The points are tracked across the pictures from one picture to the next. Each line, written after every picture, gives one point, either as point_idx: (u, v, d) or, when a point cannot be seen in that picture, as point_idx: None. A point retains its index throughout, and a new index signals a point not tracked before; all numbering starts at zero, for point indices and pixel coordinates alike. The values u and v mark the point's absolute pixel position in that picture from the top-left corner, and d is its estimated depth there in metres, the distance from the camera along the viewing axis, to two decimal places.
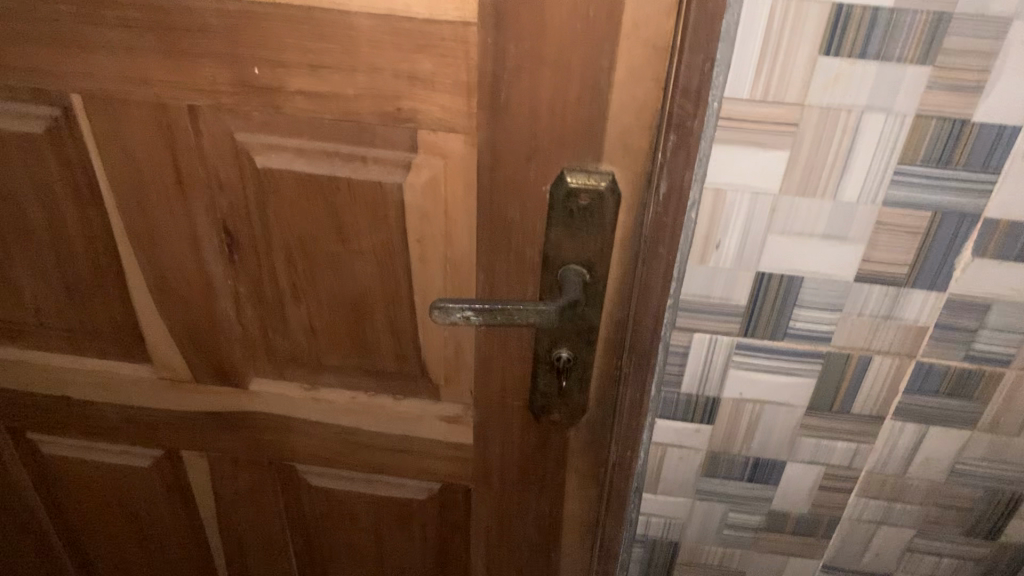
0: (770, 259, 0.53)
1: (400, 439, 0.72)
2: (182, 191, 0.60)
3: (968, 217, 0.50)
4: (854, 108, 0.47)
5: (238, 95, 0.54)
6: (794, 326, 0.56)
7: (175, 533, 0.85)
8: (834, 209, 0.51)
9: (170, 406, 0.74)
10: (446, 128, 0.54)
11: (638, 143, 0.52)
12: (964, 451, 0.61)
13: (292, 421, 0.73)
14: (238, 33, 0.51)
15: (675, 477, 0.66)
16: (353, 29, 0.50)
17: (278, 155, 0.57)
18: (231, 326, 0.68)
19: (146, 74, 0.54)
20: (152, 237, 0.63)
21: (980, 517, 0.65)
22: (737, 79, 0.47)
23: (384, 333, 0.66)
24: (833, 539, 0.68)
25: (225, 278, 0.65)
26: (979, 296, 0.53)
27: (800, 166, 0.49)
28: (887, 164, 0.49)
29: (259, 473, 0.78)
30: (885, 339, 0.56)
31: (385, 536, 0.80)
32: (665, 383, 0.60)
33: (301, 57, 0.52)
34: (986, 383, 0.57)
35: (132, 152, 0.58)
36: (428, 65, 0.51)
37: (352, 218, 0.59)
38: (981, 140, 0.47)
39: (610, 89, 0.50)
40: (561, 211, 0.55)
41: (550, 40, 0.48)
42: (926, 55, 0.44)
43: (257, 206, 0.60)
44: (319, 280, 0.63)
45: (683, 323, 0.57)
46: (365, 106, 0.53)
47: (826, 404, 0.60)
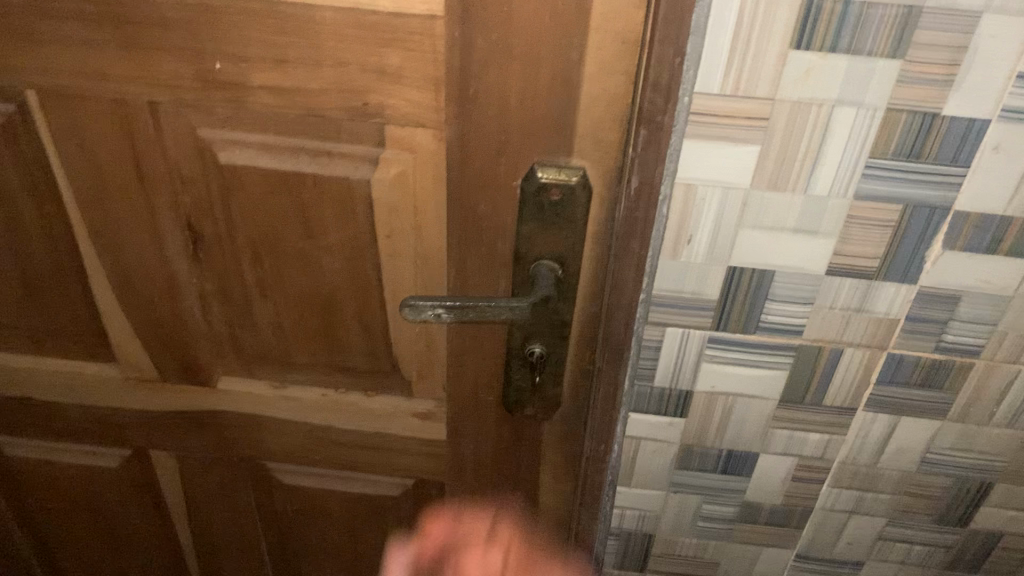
0: (743, 252, 0.53)
1: (373, 435, 0.72)
2: (144, 188, 0.58)
3: (938, 209, 0.50)
4: (825, 102, 0.46)
5: (200, 90, 0.53)
6: (766, 319, 0.56)
7: (145, 533, 0.84)
8: (805, 202, 0.50)
9: (136, 405, 0.73)
10: (414, 122, 0.53)
11: (609, 138, 0.51)
12: (935, 441, 0.61)
13: (262, 419, 0.72)
14: (198, 27, 0.50)
15: (649, 470, 0.66)
16: (317, 22, 0.49)
17: (242, 151, 0.56)
18: (197, 324, 0.67)
19: (104, 69, 0.52)
20: (113, 235, 0.61)
21: (950, 505, 0.65)
22: (707, 73, 0.46)
23: (354, 330, 0.65)
24: (806, 529, 0.69)
25: (190, 276, 0.63)
26: (949, 288, 0.53)
27: (771, 160, 0.49)
28: (858, 157, 0.48)
29: (229, 471, 0.77)
30: (857, 331, 0.56)
31: (359, 531, 0.79)
32: (638, 377, 0.60)
33: (264, 51, 0.50)
34: (956, 374, 0.57)
35: (92, 148, 0.57)
36: (395, 58, 0.50)
37: (319, 214, 0.58)
38: (951, 134, 0.47)
39: (580, 82, 0.49)
40: (533, 205, 0.54)
41: (518, 32, 0.47)
42: (896, 49, 0.44)
43: (221, 203, 0.59)
44: (286, 277, 0.62)
45: (656, 318, 0.57)
46: (330, 101, 0.52)
47: (798, 396, 0.60)
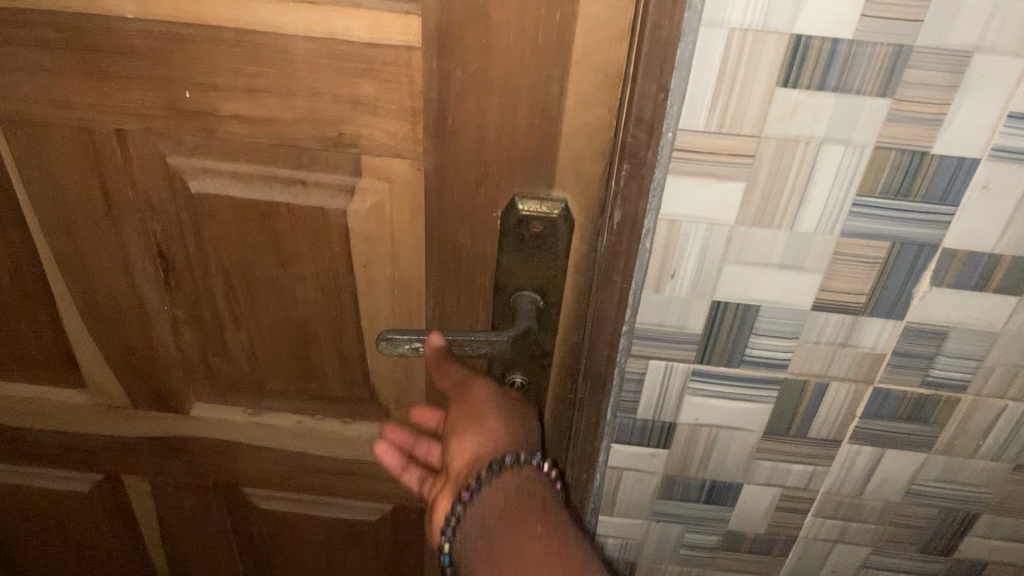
0: (727, 288, 0.52)
1: (351, 462, 0.70)
2: (112, 216, 0.57)
3: (927, 246, 0.49)
4: (812, 139, 0.45)
5: (169, 119, 0.51)
6: (751, 353, 0.55)
7: (118, 557, 0.82)
8: (791, 239, 0.49)
9: (107, 431, 0.71)
10: (391, 153, 0.51)
11: (590, 170, 0.50)
12: (919, 473, 0.61)
13: (237, 444, 0.71)
14: (165, 55, 0.48)
15: (631, 500, 0.65)
16: (290, 51, 0.47)
17: (213, 179, 0.54)
18: (169, 352, 0.65)
19: (69, 96, 0.50)
20: (81, 262, 0.60)
21: (935, 534, 0.65)
22: (692, 110, 0.45)
23: (330, 357, 0.64)
24: (790, 557, 0.68)
25: (161, 304, 0.62)
26: (936, 324, 0.52)
27: (756, 197, 0.48)
28: (845, 196, 0.47)
29: (203, 496, 0.76)
30: (843, 365, 0.55)
31: (337, 554, 0.78)
32: (620, 408, 0.59)
33: (234, 80, 0.49)
34: (943, 408, 0.56)
35: (57, 176, 0.55)
36: (371, 89, 0.48)
37: (293, 243, 0.57)
38: (940, 172, 0.46)
39: (561, 115, 0.48)
40: (513, 237, 0.53)
41: (498, 64, 0.46)
42: (885, 88, 0.43)
43: (192, 231, 0.57)
44: (260, 306, 0.61)
45: (638, 351, 0.56)
46: (304, 131, 0.51)
47: (782, 428, 0.59)
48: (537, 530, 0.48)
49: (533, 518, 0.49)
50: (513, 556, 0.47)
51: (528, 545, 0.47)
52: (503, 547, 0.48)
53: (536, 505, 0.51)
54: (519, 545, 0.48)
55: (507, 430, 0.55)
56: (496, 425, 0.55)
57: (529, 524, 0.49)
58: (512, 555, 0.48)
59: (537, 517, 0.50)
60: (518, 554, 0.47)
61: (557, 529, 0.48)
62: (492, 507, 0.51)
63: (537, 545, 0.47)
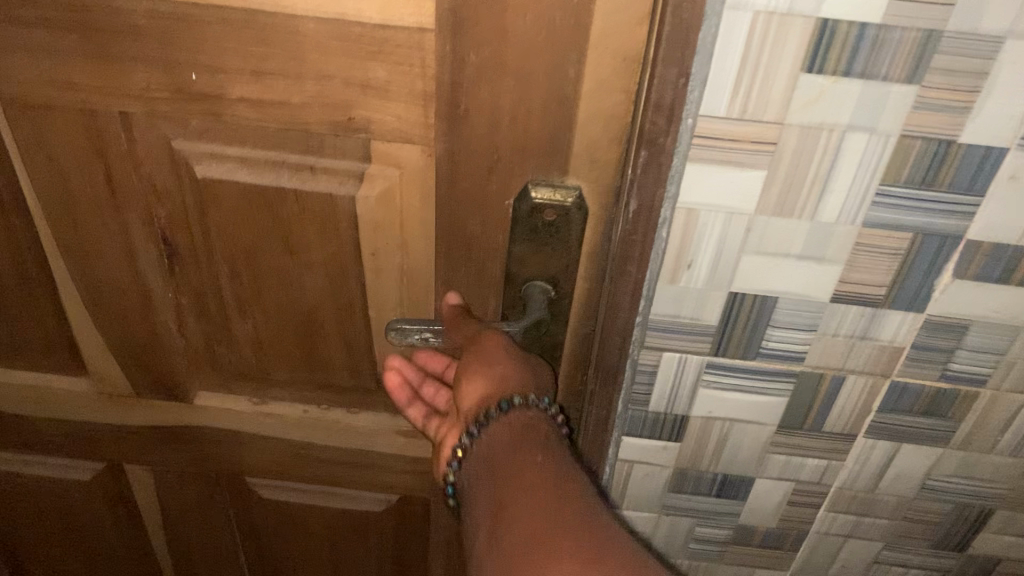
0: (744, 278, 0.51)
1: (356, 452, 0.69)
2: (116, 201, 0.55)
3: (950, 238, 0.48)
4: (836, 127, 0.44)
5: (175, 102, 0.50)
6: (767, 346, 0.54)
7: (120, 547, 0.81)
8: (811, 229, 0.48)
9: (109, 420, 0.70)
10: (402, 138, 0.50)
11: (606, 157, 0.49)
12: (935, 468, 0.60)
13: (241, 434, 0.70)
14: (172, 36, 0.47)
15: (641, 493, 0.64)
16: (299, 33, 0.46)
17: (220, 164, 0.53)
18: (173, 340, 0.64)
19: (73, 78, 0.49)
20: (84, 248, 0.58)
21: (949, 530, 0.64)
22: (713, 96, 0.43)
23: (337, 345, 0.63)
24: (800, 552, 0.67)
25: (165, 291, 0.61)
26: (957, 317, 0.51)
27: (777, 186, 0.47)
28: (867, 186, 0.46)
29: (206, 486, 0.75)
30: (860, 359, 0.54)
31: (341, 545, 0.77)
32: (633, 401, 0.58)
33: (242, 63, 0.47)
34: (961, 403, 0.55)
35: (60, 160, 0.53)
36: (383, 72, 0.47)
37: (301, 230, 0.56)
38: (966, 161, 0.44)
39: (577, 100, 0.46)
40: (525, 226, 0.52)
41: (513, 48, 0.44)
42: (913, 75, 0.42)
43: (198, 217, 0.56)
44: (266, 293, 0.60)
45: (652, 342, 0.55)
46: (314, 115, 0.49)
47: (797, 422, 0.58)
48: (544, 462, 0.44)
49: (540, 450, 0.45)
50: (512, 480, 0.43)
51: (530, 472, 0.43)
52: (503, 472, 0.44)
53: (544, 441, 0.46)
54: (520, 471, 0.43)
55: (517, 373, 0.50)
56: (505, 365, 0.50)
57: (535, 455, 0.44)
58: (511, 479, 0.43)
59: (545, 450, 0.45)
60: (517, 481, 0.42)
61: (565, 466, 0.44)
62: (498, 443, 0.46)
63: (539, 474, 0.43)
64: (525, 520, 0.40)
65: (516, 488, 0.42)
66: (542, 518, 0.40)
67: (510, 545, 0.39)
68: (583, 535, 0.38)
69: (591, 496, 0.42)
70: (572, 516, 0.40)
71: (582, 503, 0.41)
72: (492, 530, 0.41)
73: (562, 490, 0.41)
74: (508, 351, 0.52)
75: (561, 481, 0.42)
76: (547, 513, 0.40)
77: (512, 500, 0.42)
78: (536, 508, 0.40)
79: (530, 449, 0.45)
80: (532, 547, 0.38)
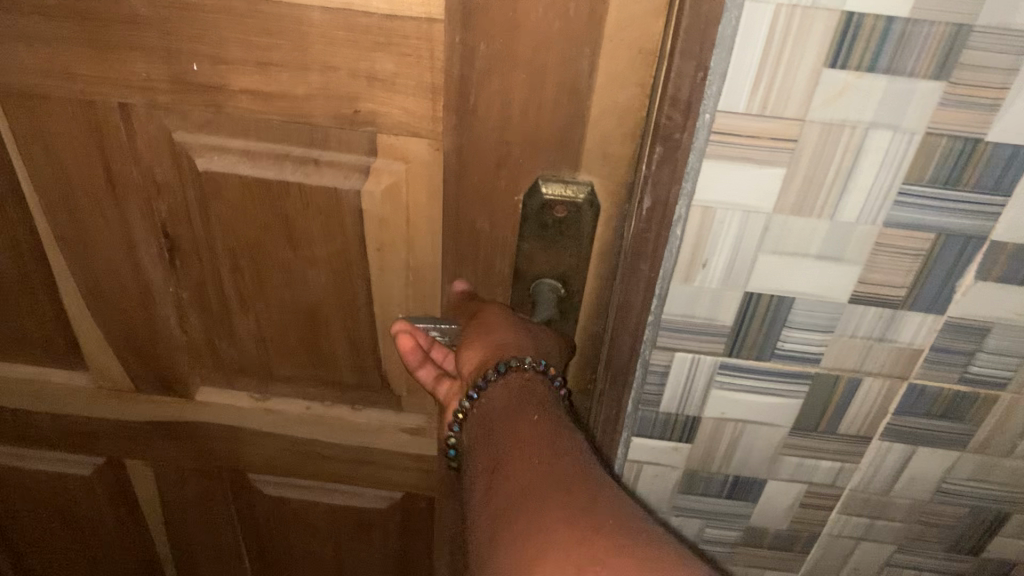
0: (760, 279, 0.49)
1: (360, 450, 0.68)
2: (115, 194, 0.54)
3: (974, 238, 0.46)
4: (858, 124, 0.42)
5: (176, 94, 0.48)
6: (782, 347, 0.53)
7: (120, 541, 0.80)
8: (830, 229, 0.47)
9: (109, 415, 0.69)
10: (408, 132, 0.49)
11: (619, 153, 0.47)
12: (951, 472, 0.58)
13: (243, 430, 0.69)
14: (172, 26, 0.45)
15: (650, 493, 0.63)
16: (304, 23, 0.44)
17: (221, 157, 0.52)
18: (173, 334, 0.63)
19: (70, 67, 0.48)
20: (82, 242, 0.57)
21: (963, 533, 0.63)
22: (732, 91, 0.42)
23: (341, 341, 0.61)
24: (811, 554, 0.66)
25: (165, 285, 0.59)
26: (979, 320, 0.50)
27: (796, 185, 0.45)
28: (890, 184, 0.45)
29: (208, 482, 0.74)
30: (877, 361, 0.52)
31: (344, 542, 0.77)
32: (643, 401, 0.57)
33: (245, 53, 0.46)
34: (980, 406, 0.54)
35: (57, 152, 0.52)
36: (389, 65, 0.46)
37: (304, 224, 0.54)
38: (993, 161, 0.43)
39: (590, 94, 0.45)
40: (535, 222, 0.50)
41: (524, 40, 0.43)
42: (940, 71, 0.40)
43: (199, 210, 0.55)
44: (268, 287, 0.58)
45: (664, 342, 0.53)
46: (318, 108, 0.48)
47: (811, 424, 0.57)
48: (541, 423, 0.42)
49: (538, 412, 0.43)
50: (509, 440, 0.41)
51: (527, 431, 0.41)
52: (501, 433, 0.42)
53: (544, 404, 0.44)
54: (516, 431, 0.41)
55: (518, 339, 0.49)
56: (504, 331, 0.49)
57: (531, 415, 0.43)
58: (507, 439, 0.41)
59: (542, 411, 0.43)
60: (514, 439, 0.41)
61: (562, 425, 0.42)
62: (496, 405, 0.45)
63: (536, 433, 0.41)
64: (518, 475, 0.38)
65: (514, 447, 0.40)
66: (536, 471, 0.38)
67: (502, 500, 0.38)
68: (576, 484, 0.37)
69: (587, 453, 0.40)
70: (566, 469, 0.38)
71: (577, 459, 0.39)
72: (485, 487, 0.39)
73: (558, 446, 0.40)
74: (511, 321, 0.51)
75: (558, 439, 0.40)
76: (541, 466, 0.38)
77: (507, 458, 0.40)
78: (530, 462, 0.39)
79: (528, 411, 0.43)
80: (523, 496, 0.37)
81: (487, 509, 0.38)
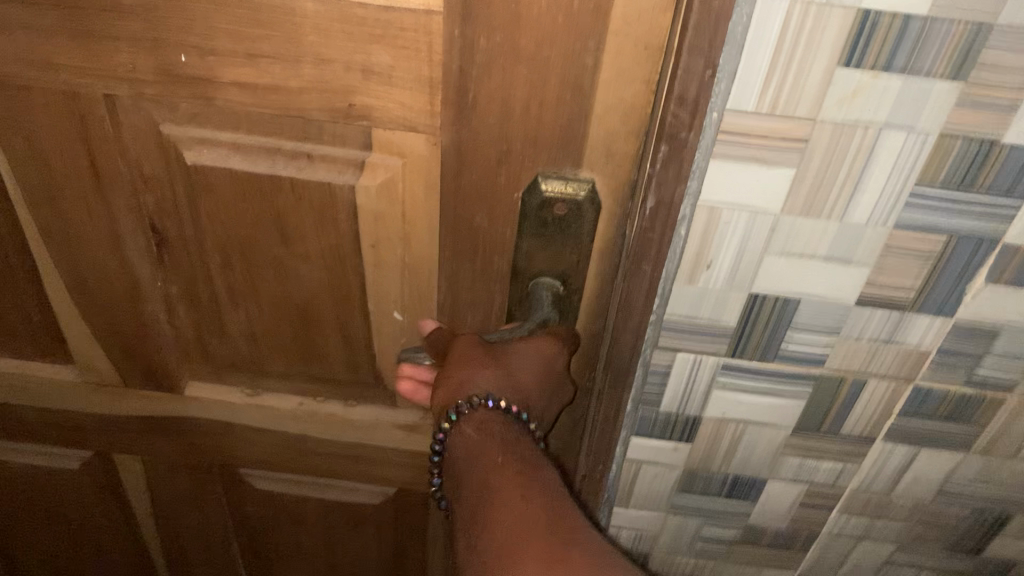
0: (765, 280, 0.48)
1: (354, 446, 0.67)
2: (100, 188, 0.52)
3: (986, 241, 0.45)
4: (872, 124, 0.41)
5: (163, 85, 0.47)
6: (786, 348, 0.52)
7: (110, 535, 0.79)
8: (839, 230, 0.45)
9: (96, 409, 0.68)
10: (405, 127, 0.47)
11: (623, 151, 0.46)
12: (955, 472, 0.58)
13: (233, 426, 0.67)
14: (159, 15, 0.43)
15: (648, 493, 0.62)
16: (297, 14, 0.42)
17: (211, 150, 0.50)
18: (162, 329, 0.61)
19: (53, 57, 0.46)
20: (67, 236, 0.55)
21: (965, 533, 0.62)
22: (742, 89, 0.40)
23: (334, 338, 0.60)
24: (810, 552, 0.66)
25: (154, 280, 0.58)
26: (988, 323, 0.48)
27: (805, 186, 0.44)
28: (902, 186, 0.43)
29: (198, 476, 0.73)
30: (883, 363, 0.51)
31: (337, 537, 0.76)
32: (643, 401, 0.56)
33: (235, 44, 0.44)
34: (985, 408, 0.53)
35: (40, 145, 0.50)
36: (386, 57, 0.44)
37: (297, 220, 0.53)
38: (1008, 164, 0.42)
39: (594, 90, 0.43)
40: (535, 220, 0.49)
41: (527, 34, 0.41)
42: (958, 70, 0.39)
43: (188, 206, 0.53)
44: (259, 283, 0.57)
45: (666, 343, 0.52)
46: (312, 101, 0.46)
47: (813, 425, 0.56)
48: (508, 466, 0.43)
49: (503, 454, 0.44)
50: (479, 489, 0.42)
51: (497, 479, 0.42)
52: (471, 481, 0.43)
53: (507, 440, 0.45)
54: (488, 477, 0.42)
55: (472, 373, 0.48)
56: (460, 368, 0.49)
57: (497, 458, 0.43)
58: (478, 488, 0.42)
59: (506, 452, 0.44)
60: (484, 487, 0.42)
61: (529, 466, 0.43)
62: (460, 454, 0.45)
63: (503, 477, 0.42)
64: (494, 526, 0.39)
65: (485, 496, 0.41)
66: (517, 518, 0.39)
67: (484, 552, 0.38)
68: (557, 531, 0.38)
69: (559, 493, 0.41)
70: (540, 515, 0.39)
71: (552, 501, 0.40)
72: (466, 543, 0.40)
73: (531, 489, 0.41)
74: (474, 355, 0.50)
75: (528, 484, 0.41)
76: (521, 512, 0.39)
77: (482, 510, 0.41)
78: (509, 509, 0.39)
79: (494, 454, 0.44)
80: (500, 551, 0.38)
81: (473, 561, 0.39)
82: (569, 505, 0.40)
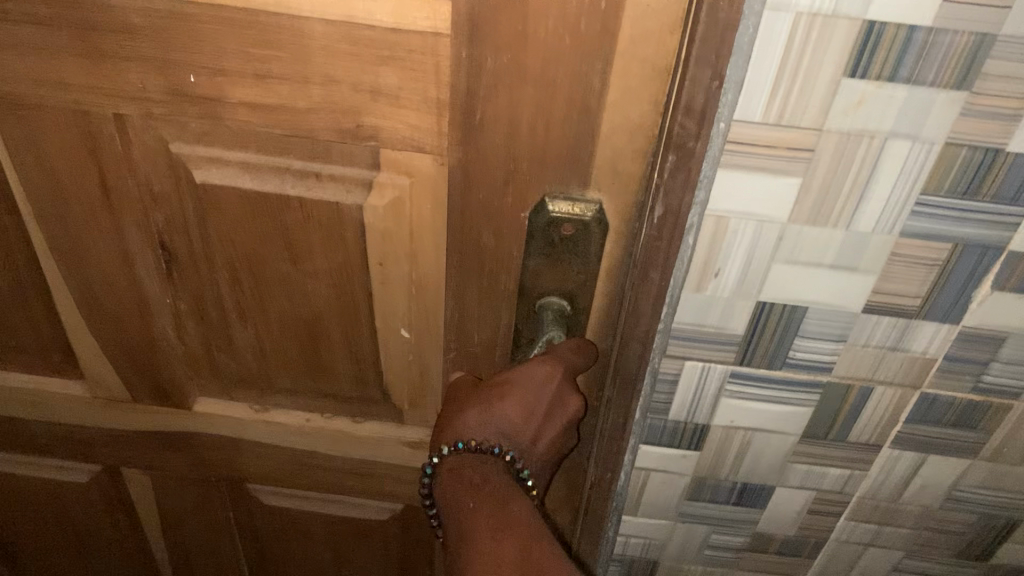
0: (773, 287, 0.48)
1: (361, 461, 0.67)
2: (109, 206, 0.53)
3: (992, 248, 0.45)
4: (877, 133, 0.41)
5: (173, 104, 0.47)
6: (793, 355, 0.52)
7: (117, 548, 0.79)
8: (846, 238, 0.46)
9: (105, 424, 0.68)
10: (413, 147, 0.47)
11: (629, 170, 0.46)
12: (962, 478, 0.58)
13: (241, 440, 0.68)
14: (169, 35, 0.44)
15: (657, 501, 0.62)
16: (305, 34, 0.43)
17: (220, 169, 0.50)
18: (171, 345, 0.61)
19: (64, 77, 0.46)
20: (76, 253, 0.56)
21: (973, 539, 0.62)
22: (748, 102, 0.41)
23: (342, 354, 0.60)
24: (818, 559, 0.66)
25: (162, 297, 0.58)
26: (994, 328, 0.49)
27: (812, 194, 0.44)
28: (907, 193, 0.44)
29: (205, 490, 0.73)
30: (890, 370, 0.52)
31: (344, 551, 0.76)
32: (651, 410, 0.56)
33: (243, 65, 0.44)
34: (992, 415, 0.53)
35: (50, 162, 0.51)
36: (393, 79, 0.44)
37: (305, 237, 0.53)
38: (1012, 172, 0.42)
39: (601, 109, 0.44)
40: (541, 240, 0.49)
41: (533, 55, 0.41)
42: (963, 80, 0.39)
43: (196, 222, 0.53)
44: (267, 299, 0.57)
45: (674, 351, 0.52)
46: (320, 121, 0.47)
47: (821, 431, 0.56)
48: (481, 510, 0.45)
49: (475, 497, 0.46)
50: (458, 538, 0.44)
51: (471, 524, 0.44)
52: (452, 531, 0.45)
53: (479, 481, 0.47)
54: (464, 524, 0.44)
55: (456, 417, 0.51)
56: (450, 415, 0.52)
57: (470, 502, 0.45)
58: (458, 536, 0.44)
59: (476, 493, 0.46)
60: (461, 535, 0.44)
61: (498, 501, 0.45)
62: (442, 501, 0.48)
63: (476, 521, 0.44)
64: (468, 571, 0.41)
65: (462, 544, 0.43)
66: (490, 559, 0.41)
67: None
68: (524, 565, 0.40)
69: (531, 527, 0.43)
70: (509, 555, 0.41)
71: (523, 536, 0.42)
72: None
73: (501, 527, 0.43)
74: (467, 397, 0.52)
75: (499, 524, 0.43)
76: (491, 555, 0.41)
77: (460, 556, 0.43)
78: (480, 553, 0.41)
79: (469, 499, 0.46)
80: None
81: None
82: (540, 539, 0.42)
